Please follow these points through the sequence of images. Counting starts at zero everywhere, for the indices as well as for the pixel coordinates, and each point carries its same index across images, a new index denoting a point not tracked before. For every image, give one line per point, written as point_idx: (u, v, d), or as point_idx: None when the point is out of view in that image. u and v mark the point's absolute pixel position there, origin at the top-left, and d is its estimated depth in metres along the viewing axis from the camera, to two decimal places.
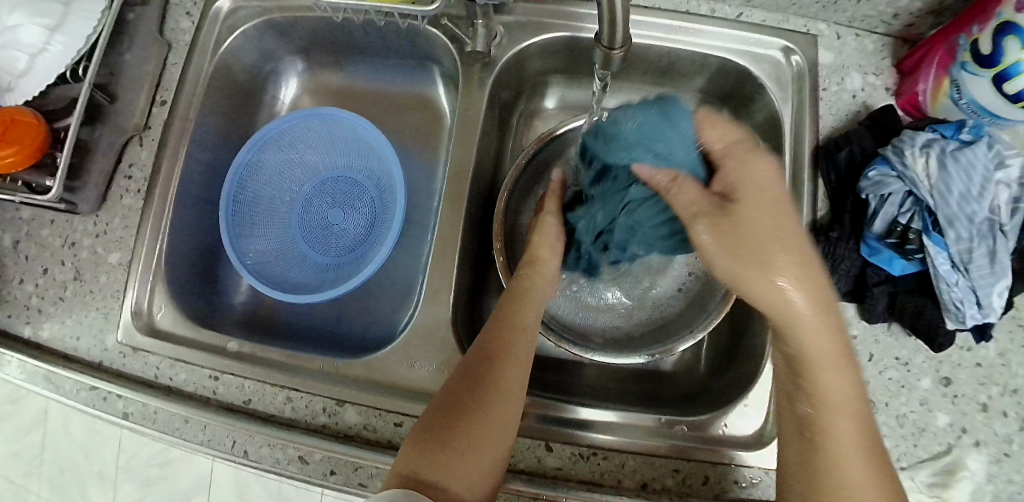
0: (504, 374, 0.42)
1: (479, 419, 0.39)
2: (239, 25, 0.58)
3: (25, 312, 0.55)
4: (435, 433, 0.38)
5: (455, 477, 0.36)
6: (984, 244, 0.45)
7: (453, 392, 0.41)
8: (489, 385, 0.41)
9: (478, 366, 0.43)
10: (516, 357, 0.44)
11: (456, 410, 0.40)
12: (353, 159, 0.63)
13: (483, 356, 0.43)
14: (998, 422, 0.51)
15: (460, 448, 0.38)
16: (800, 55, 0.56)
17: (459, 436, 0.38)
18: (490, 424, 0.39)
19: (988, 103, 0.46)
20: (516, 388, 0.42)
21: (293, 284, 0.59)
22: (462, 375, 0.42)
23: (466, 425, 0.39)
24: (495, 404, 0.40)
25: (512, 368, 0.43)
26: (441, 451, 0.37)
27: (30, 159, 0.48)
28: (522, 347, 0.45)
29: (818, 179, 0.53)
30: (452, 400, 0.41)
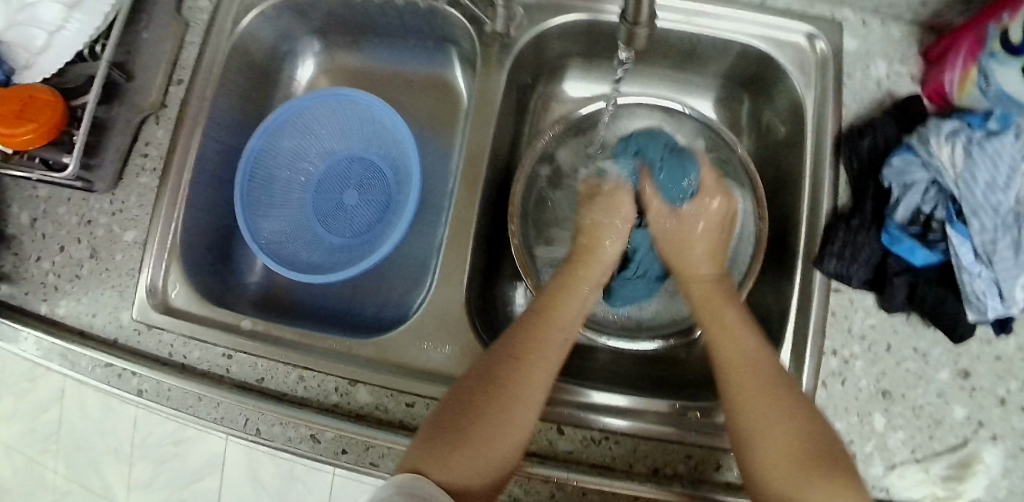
0: (528, 373, 0.40)
1: (502, 412, 0.38)
2: (256, 4, 0.58)
3: (42, 289, 0.55)
4: (454, 424, 0.37)
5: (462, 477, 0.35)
6: (1009, 235, 0.44)
7: (478, 382, 0.40)
8: (509, 383, 0.39)
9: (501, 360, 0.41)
10: (542, 356, 0.42)
11: (470, 405, 0.38)
12: (369, 141, 0.63)
13: (514, 348, 0.42)
14: (1017, 417, 0.50)
15: (477, 441, 0.37)
16: (825, 41, 0.55)
17: (477, 428, 0.37)
18: (506, 426, 0.38)
19: (1016, 92, 0.43)
20: (538, 390, 0.40)
21: (307, 265, 0.59)
22: (482, 370, 0.41)
23: (487, 418, 0.38)
24: (515, 403, 0.39)
25: (536, 369, 0.41)
26: (450, 447, 0.36)
27: (48, 136, 0.49)
28: (551, 347, 0.43)
29: (839, 165, 0.52)
30: (469, 395, 0.39)
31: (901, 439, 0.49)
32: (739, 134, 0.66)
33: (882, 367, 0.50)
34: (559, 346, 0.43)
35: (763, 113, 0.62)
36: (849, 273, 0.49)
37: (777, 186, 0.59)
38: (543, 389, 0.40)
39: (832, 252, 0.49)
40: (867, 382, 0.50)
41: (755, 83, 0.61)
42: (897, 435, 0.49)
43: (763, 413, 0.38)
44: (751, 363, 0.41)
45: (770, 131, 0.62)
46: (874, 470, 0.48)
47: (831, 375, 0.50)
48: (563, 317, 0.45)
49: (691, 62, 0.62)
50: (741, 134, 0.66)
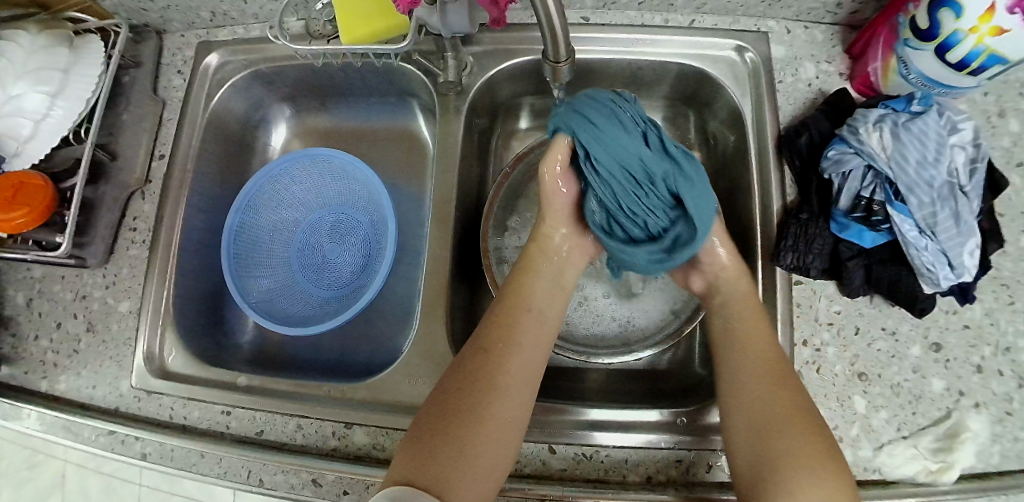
0: (510, 366, 0.45)
1: (475, 418, 0.42)
2: (228, 77, 0.62)
3: (41, 367, 0.57)
4: (438, 424, 0.42)
5: (463, 488, 0.39)
6: (947, 206, 0.47)
7: (463, 382, 0.44)
8: (475, 401, 0.42)
9: (478, 358, 0.45)
10: (521, 349, 0.46)
11: (456, 407, 0.42)
12: (345, 195, 0.66)
13: (483, 352, 0.45)
14: (995, 381, 0.52)
15: (457, 445, 0.40)
16: (753, 52, 0.59)
17: (459, 433, 0.41)
18: (494, 423, 0.42)
19: (937, 75, 0.48)
20: (520, 376, 0.45)
21: (298, 318, 0.62)
22: (463, 368, 0.44)
23: (465, 422, 0.41)
24: (498, 404, 0.43)
25: (508, 378, 0.44)
26: (441, 461, 0.39)
27: (40, 218, 0.51)
28: (527, 335, 0.47)
29: (783, 164, 0.55)
30: (453, 396, 0.43)
31: (885, 417, 0.51)
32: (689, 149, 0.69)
33: (855, 351, 0.52)
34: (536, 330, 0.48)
35: (709, 125, 0.66)
36: (806, 263, 0.51)
37: (731, 193, 0.62)
38: (525, 378, 0.45)
39: (786, 246, 0.52)
40: (841, 366, 0.52)
41: (697, 98, 0.64)
42: (881, 415, 0.51)
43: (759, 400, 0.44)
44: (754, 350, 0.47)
45: (718, 142, 0.65)
46: (863, 452, 0.50)
47: (806, 364, 0.52)
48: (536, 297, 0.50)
49: (638, 88, 0.66)
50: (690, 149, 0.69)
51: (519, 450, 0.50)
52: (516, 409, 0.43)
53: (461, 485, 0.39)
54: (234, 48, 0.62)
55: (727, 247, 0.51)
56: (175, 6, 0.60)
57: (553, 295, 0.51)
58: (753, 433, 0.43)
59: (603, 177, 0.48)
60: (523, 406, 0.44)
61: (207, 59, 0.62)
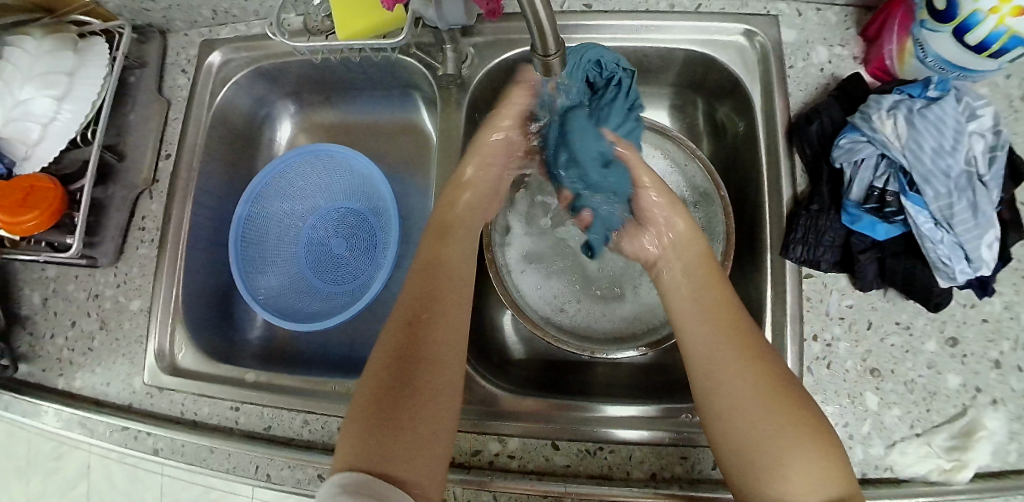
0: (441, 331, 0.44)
1: (419, 392, 0.40)
2: (231, 75, 0.62)
3: (58, 365, 0.58)
4: (382, 409, 0.39)
5: (411, 463, 0.38)
6: (964, 197, 0.45)
7: (398, 360, 0.42)
8: (413, 377, 0.41)
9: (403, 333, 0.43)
10: (440, 320, 0.44)
11: (394, 385, 0.41)
12: (350, 190, 0.66)
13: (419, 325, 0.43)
14: (1014, 377, 0.50)
15: (403, 425, 0.39)
16: (763, 37, 0.56)
17: (405, 411, 0.39)
18: (427, 393, 0.41)
19: (956, 58, 0.46)
20: (453, 344, 0.44)
21: (305, 313, 0.62)
22: (388, 351, 0.43)
23: (410, 399, 0.40)
24: (433, 376, 0.41)
25: (440, 344, 0.43)
26: (382, 444, 0.38)
27: (50, 220, 0.52)
28: (449, 304, 0.45)
29: (794, 154, 0.54)
30: (389, 372, 0.41)
31: (897, 414, 0.50)
32: (697, 139, 0.68)
33: (867, 346, 0.51)
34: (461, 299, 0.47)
35: (717, 113, 0.64)
36: (817, 257, 0.50)
37: (740, 183, 0.61)
38: (457, 343, 0.44)
39: (796, 239, 0.51)
40: (852, 362, 0.50)
41: (705, 86, 0.63)
42: (893, 412, 0.50)
43: (736, 373, 0.41)
44: (724, 322, 0.44)
45: (727, 131, 0.63)
46: (874, 450, 0.49)
47: (815, 360, 0.50)
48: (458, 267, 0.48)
49: (644, 75, 0.64)
50: (699, 139, 0.67)
51: (522, 446, 0.50)
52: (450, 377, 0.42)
53: (410, 462, 0.38)
54: (236, 46, 0.62)
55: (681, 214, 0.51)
56: (177, 5, 0.60)
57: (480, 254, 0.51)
58: (729, 406, 0.40)
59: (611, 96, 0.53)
60: (459, 375, 0.43)
61: (210, 57, 0.62)
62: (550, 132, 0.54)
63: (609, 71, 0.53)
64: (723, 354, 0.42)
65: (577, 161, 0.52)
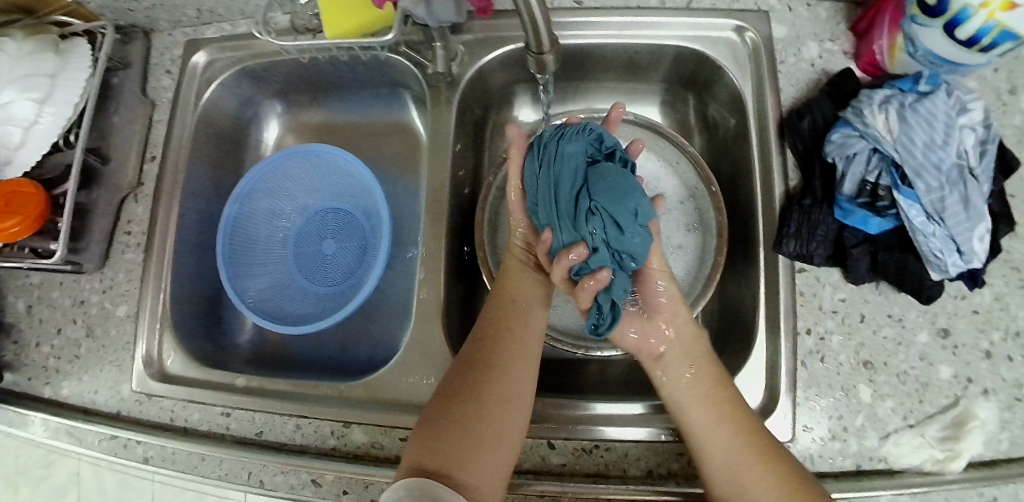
0: (516, 349, 0.44)
1: (490, 391, 0.41)
2: (217, 75, 0.61)
3: (44, 373, 0.57)
4: (449, 412, 0.40)
5: (477, 471, 0.37)
6: (956, 190, 0.45)
7: (465, 367, 0.43)
8: (480, 383, 0.41)
9: (481, 345, 0.44)
10: (514, 337, 0.45)
11: (460, 390, 0.41)
12: (340, 191, 0.65)
13: (481, 338, 0.45)
14: (1005, 367, 0.50)
15: (472, 428, 0.39)
16: (754, 32, 0.56)
17: (474, 413, 0.40)
18: (498, 404, 0.40)
19: (946, 52, 0.46)
20: (524, 357, 0.44)
21: (296, 316, 0.62)
22: (461, 362, 0.44)
23: (480, 402, 0.40)
24: (504, 382, 0.42)
25: (513, 353, 0.43)
26: (450, 451, 0.38)
27: (34, 225, 0.51)
28: (523, 324, 0.46)
29: (785, 149, 0.53)
30: (455, 381, 0.42)
31: (891, 406, 0.50)
32: (688, 135, 0.67)
33: (860, 338, 0.51)
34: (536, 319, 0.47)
35: (708, 109, 0.64)
36: (809, 251, 0.50)
37: (732, 179, 0.61)
38: (528, 357, 0.44)
39: (789, 233, 0.50)
40: (846, 355, 0.51)
41: (695, 82, 0.63)
42: (886, 404, 0.50)
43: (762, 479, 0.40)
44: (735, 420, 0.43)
45: (718, 127, 0.63)
46: (869, 442, 0.49)
47: (809, 354, 0.51)
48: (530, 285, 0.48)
49: (635, 72, 0.64)
50: (690, 135, 0.67)
51: None
52: (522, 389, 0.42)
53: (473, 467, 0.37)
54: (222, 46, 0.61)
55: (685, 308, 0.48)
56: (161, 5, 0.59)
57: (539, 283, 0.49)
58: None
59: (603, 166, 0.46)
60: (531, 389, 0.43)
61: (195, 57, 0.61)
62: (565, 179, 0.46)
63: (609, 149, 0.48)
64: (745, 458, 0.41)
65: (602, 213, 0.44)
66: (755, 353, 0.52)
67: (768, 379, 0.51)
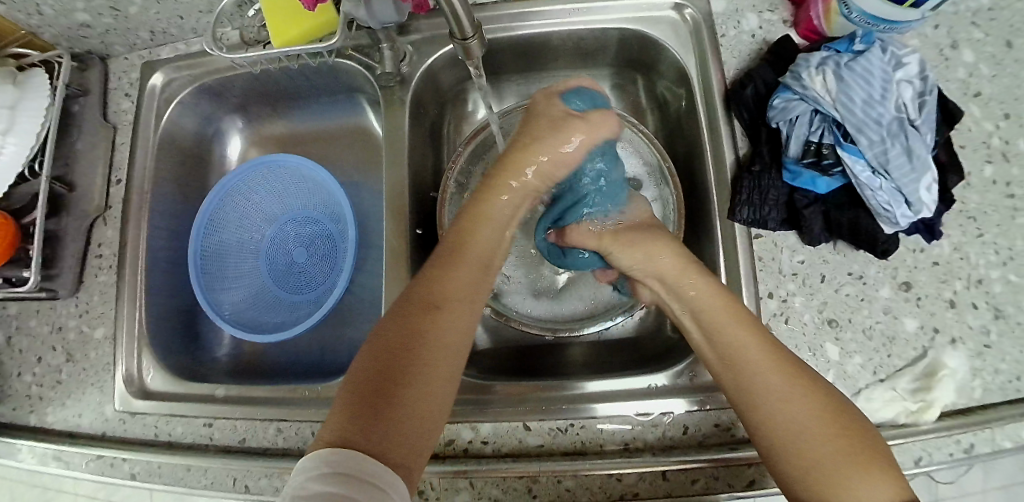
0: (454, 324, 0.42)
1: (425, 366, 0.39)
2: (174, 95, 0.62)
3: (28, 401, 0.58)
4: (381, 383, 0.37)
5: (408, 446, 0.36)
6: (897, 143, 0.46)
7: (400, 334, 0.40)
8: (416, 356, 0.39)
9: (408, 321, 0.41)
10: (456, 309, 0.42)
11: (394, 361, 0.39)
12: (307, 198, 0.66)
13: (422, 303, 0.42)
14: (970, 315, 0.51)
15: (406, 404, 0.37)
16: (692, 8, 0.57)
17: (408, 386, 0.38)
18: (436, 380, 0.39)
19: (881, 11, 0.48)
20: (461, 331, 0.42)
21: (272, 325, 0.62)
22: (397, 328, 0.41)
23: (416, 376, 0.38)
24: (439, 355, 0.40)
25: (452, 326, 0.42)
26: (380, 425, 0.35)
27: (3, 255, 0.52)
28: (460, 297, 0.43)
29: (733, 119, 0.54)
30: (390, 350, 0.39)
31: (859, 362, 0.50)
32: (642, 116, 0.68)
33: (822, 298, 0.52)
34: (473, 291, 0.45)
35: (658, 89, 0.65)
36: (763, 217, 0.51)
37: (687, 154, 0.61)
38: (464, 330, 0.42)
39: (742, 201, 0.51)
40: (810, 315, 0.51)
41: (643, 62, 0.64)
42: (854, 360, 0.50)
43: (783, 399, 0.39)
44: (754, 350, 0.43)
45: (669, 105, 0.64)
46: None
47: (773, 317, 0.51)
48: (473, 262, 0.46)
49: (584, 58, 0.65)
50: (643, 116, 0.68)
51: (496, 431, 0.51)
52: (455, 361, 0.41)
53: (404, 442, 0.36)
54: (177, 65, 0.62)
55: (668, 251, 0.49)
56: (113, 30, 0.60)
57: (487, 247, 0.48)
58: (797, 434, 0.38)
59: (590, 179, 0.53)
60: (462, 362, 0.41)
61: (152, 80, 0.62)
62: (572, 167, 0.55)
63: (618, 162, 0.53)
64: (767, 382, 0.40)
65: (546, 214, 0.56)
66: None
67: None
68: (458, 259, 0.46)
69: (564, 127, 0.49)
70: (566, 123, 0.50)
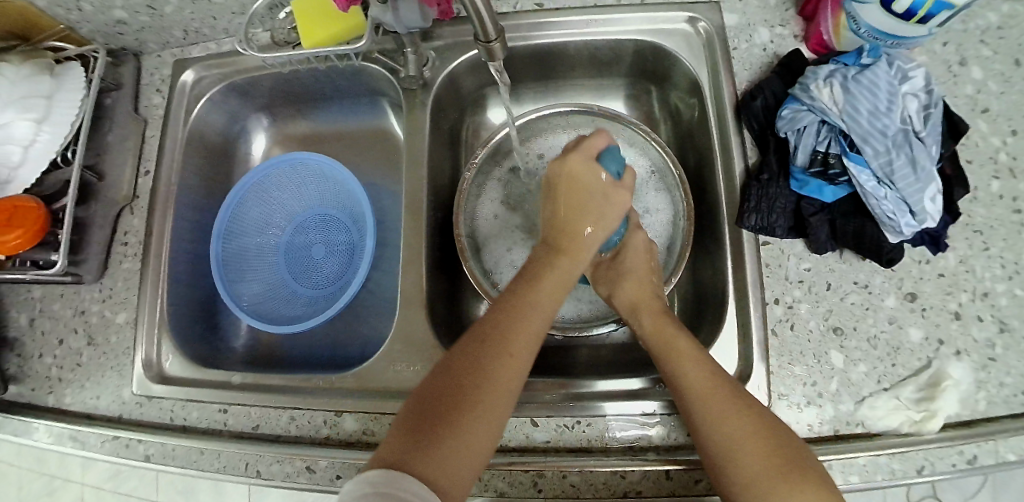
0: (511, 354, 0.41)
1: (479, 393, 0.39)
2: (204, 92, 0.65)
3: (47, 382, 0.59)
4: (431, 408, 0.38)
5: (452, 475, 0.35)
6: (903, 153, 0.48)
7: (454, 363, 0.41)
8: (468, 383, 0.39)
9: (471, 349, 0.41)
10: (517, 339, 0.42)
11: (445, 387, 0.39)
12: (326, 195, 0.68)
13: (479, 333, 0.42)
14: (975, 327, 0.52)
15: (452, 428, 0.37)
16: (706, 22, 0.59)
17: (460, 412, 0.38)
18: (489, 409, 0.39)
19: (887, 27, 0.49)
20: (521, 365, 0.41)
21: (288, 318, 0.64)
22: (453, 358, 0.41)
23: (468, 403, 0.38)
24: (493, 383, 0.39)
25: (513, 356, 0.41)
26: (424, 447, 0.36)
27: (35, 238, 0.54)
28: (526, 333, 0.43)
29: (743, 129, 0.56)
30: (444, 378, 0.40)
31: (864, 370, 0.51)
32: (655, 125, 0.70)
33: (828, 305, 0.53)
34: (539, 327, 0.44)
35: (671, 100, 0.67)
36: (770, 224, 0.52)
37: (698, 163, 0.63)
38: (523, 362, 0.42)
39: (750, 208, 0.53)
40: (815, 322, 0.52)
41: (656, 73, 0.65)
42: (859, 368, 0.51)
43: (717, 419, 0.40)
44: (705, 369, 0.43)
45: (681, 115, 0.66)
46: (844, 407, 0.50)
47: (778, 323, 0.52)
48: (544, 299, 0.45)
49: (599, 68, 0.67)
50: (656, 126, 0.70)
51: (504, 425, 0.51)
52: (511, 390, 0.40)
53: (450, 469, 0.35)
54: (208, 64, 0.65)
55: (630, 281, 0.53)
56: (148, 28, 0.62)
57: (557, 285, 0.46)
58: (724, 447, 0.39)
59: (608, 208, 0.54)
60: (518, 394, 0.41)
61: (183, 76, 0.64)
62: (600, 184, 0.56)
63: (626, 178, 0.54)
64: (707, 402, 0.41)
65: None
66: (727, 324, 0.54)
67: (741, 350, 0.53)
68: (529, 296, 0.45)
69: (612, 195, 0.49)
70: (614, 194, 0.49)
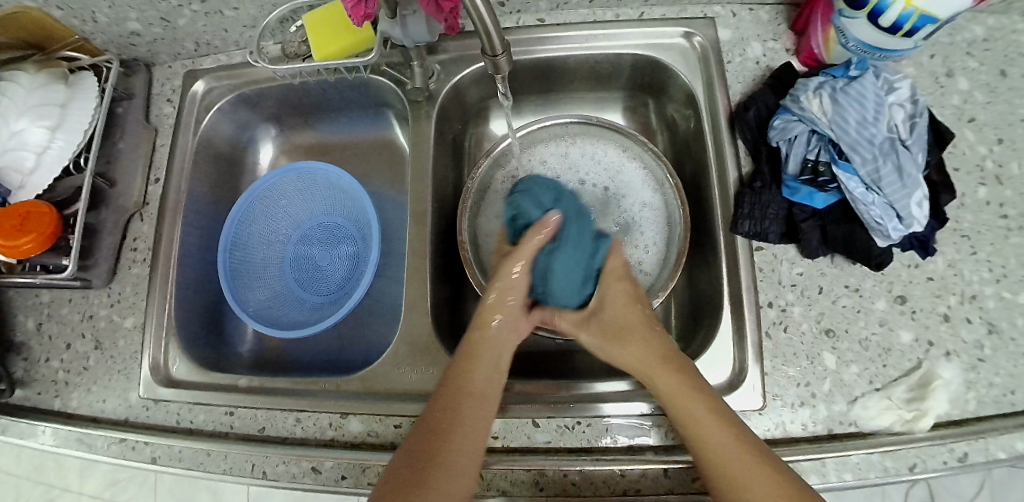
0: (461, 420, 0.45)
1: (441, 460, 0.42)
2: (214, 102, 0.67)
3: (54, 386, 0.60)
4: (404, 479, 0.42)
5: None
6: (889, 161, 0.50)
7: (420, 434, 0.45)
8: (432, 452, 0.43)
9: (434, 420, 0.45)
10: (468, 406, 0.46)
11: (415, 458, 0.43)
12: (331, 204, 0.70)
13: (441, 403, 0.46)
14: (964, 329, 0.53)
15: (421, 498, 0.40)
16: (702, 37, 0.62)
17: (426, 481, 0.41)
18: (450, 474, 0.42)
19: (874, 41, 0.51)
20: (476, 428, 0.45)
21: (293, 323, 0.65)
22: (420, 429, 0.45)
23: (433, 469, 0.42)
24: (454, 450, 0.43)
25: (467, 420, 0.45)
26: None
27: (46, 243, 0.55)
28: (474, 399, 0.46)
29: (736, 139, 0.58)
30: (414, 450, 0.44)
31: (856, 371, 0.52)
32: (652, 136, 0.72)
33: (820, 308, 0.54)
34: (488, 390, 0.48)
35: (668, 111, 0.69)
36: (764, 229, 0.54)
37: (694, 172, 0.65)
38: (478, 425, 0.45)
39: (743, 214, 0.55)
40: (809, 324, 0.54)
41: (654, 86, 0.68)
42: (851, 369, 0.52)
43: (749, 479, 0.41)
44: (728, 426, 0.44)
45: (678, 126, 0.68)
46: (837, 406, 0.51)
47: (773, 325, 0.54)
48: (488, 365, 0.49)
49: (598, 81, 0.70)
50: (653, 136, 0.72)
51: (505, 425, 0.52)
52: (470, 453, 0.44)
53: None
54: (219, 75, 0.67)
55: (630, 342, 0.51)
56: (162, 40, 0.64)
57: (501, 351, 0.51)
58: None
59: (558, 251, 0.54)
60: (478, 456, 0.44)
61: (195, 86, 0.66)
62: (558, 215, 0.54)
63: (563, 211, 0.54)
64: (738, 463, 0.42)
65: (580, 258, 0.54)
66: (723, 327, 0.56)
67: (737, 352, 0.55)
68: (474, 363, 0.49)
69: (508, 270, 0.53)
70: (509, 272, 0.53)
